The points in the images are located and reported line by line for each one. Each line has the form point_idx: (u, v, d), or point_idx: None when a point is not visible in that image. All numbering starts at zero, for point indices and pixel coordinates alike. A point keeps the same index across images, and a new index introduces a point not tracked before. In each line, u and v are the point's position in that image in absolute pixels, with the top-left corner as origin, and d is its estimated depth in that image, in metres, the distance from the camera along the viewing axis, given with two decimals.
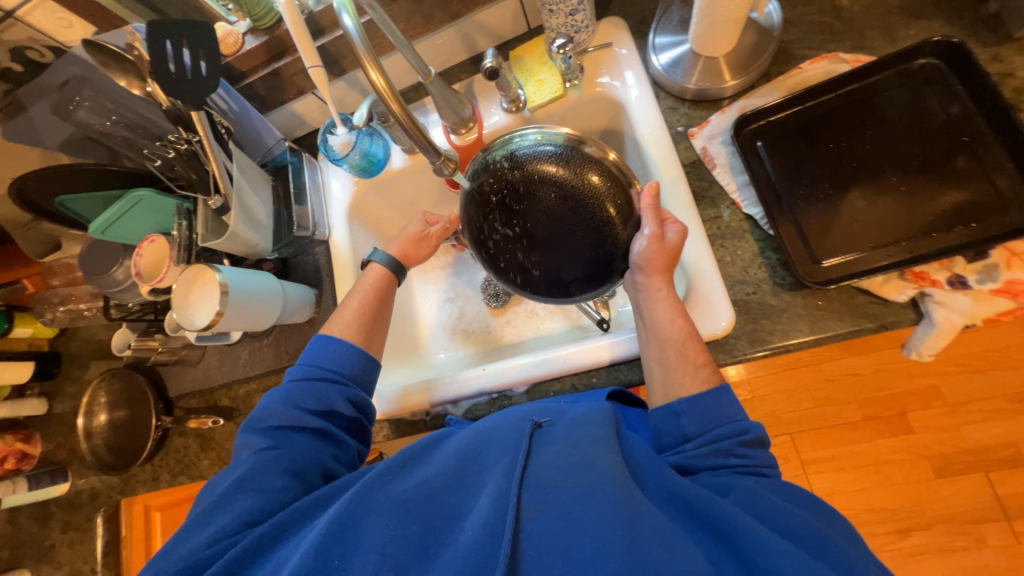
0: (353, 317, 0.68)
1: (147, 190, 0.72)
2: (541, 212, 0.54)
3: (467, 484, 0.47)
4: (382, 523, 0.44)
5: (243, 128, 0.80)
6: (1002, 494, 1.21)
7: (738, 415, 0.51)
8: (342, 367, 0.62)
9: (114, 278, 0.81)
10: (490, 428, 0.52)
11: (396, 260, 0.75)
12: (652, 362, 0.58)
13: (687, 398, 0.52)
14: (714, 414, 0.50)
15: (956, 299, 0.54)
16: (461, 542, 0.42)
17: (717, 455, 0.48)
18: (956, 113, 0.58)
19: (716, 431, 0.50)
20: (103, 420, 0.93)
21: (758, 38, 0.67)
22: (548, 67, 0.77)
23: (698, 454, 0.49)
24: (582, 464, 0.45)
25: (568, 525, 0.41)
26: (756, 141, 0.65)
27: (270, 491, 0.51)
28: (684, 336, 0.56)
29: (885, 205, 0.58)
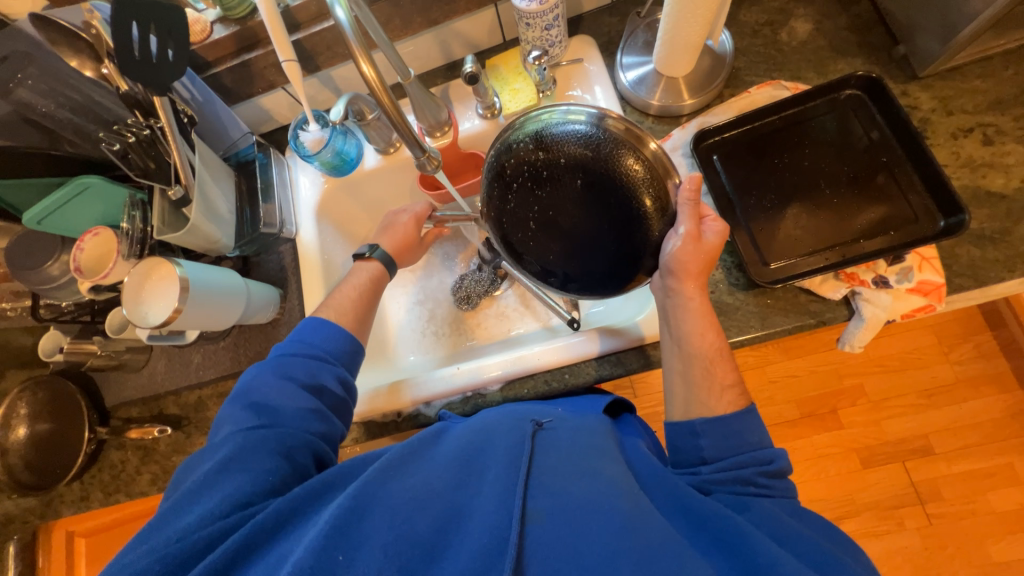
0: (350, 305, 0.67)
1: (96, 177, 0.67)
2: (573, 198, 0.50)
3: (469, 482, 0.48)
4: (388, 521, 0.43)
5: (207, 119, 0.77)
6: (917, 481, 1.36)
7: (763, 443, 0.53)
8: (323, 346, 0.61)
9: (47, 274, 0.74)
10: (491, 427, 0.54)
11: (390, 256, 0.74)
12: (677, 375, 0.59)
13: (709, 419, 0.54)
14: (736, 440, 0.53)
15: (880, 296, 0.62)
16: (470, 543, 0.42)
17: (737, 483, 0.50)
18: (876, 137, 0.67)
19: (738, 458, 0.52)
20: (21, 435, 0.82)
21: (713, 63, 0.75)
22: (523, 77, 0.80)
23: (715, 477, 0.51)
24: (588, 474, 0.48)
25: (574, 529, 0.43)
26: (713, 155, 0.72)
27: (262, 471, 0.49)
28: (711, 353, 0.57)
29: (821, 216, 0.66)
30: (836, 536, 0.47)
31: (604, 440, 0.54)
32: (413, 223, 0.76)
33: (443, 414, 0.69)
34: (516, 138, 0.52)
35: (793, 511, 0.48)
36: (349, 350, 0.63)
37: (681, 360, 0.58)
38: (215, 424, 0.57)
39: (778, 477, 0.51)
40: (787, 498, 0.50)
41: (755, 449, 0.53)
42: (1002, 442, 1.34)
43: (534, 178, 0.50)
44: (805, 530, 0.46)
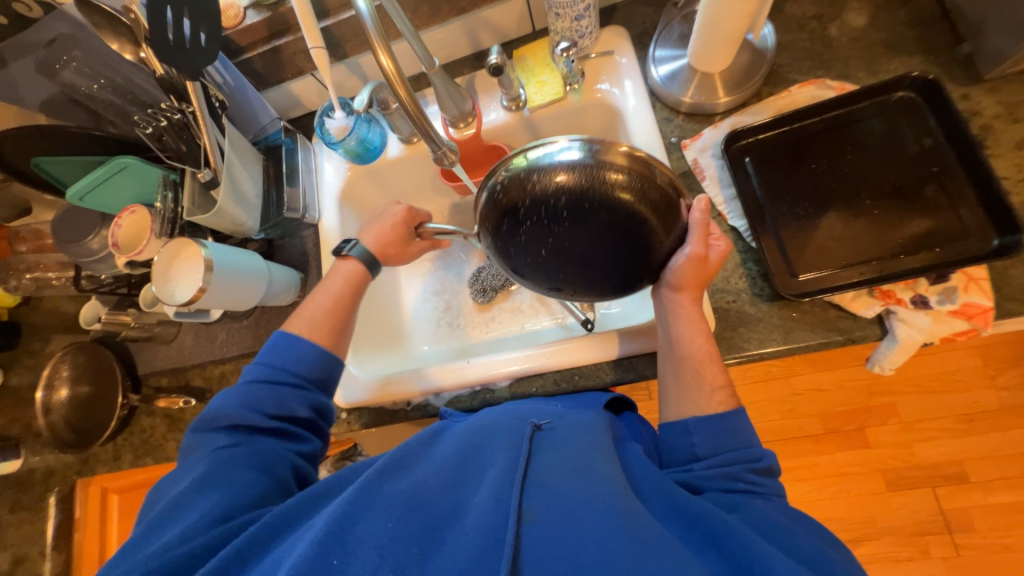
0: (324, 316, 0.65)
1: (132, 157, 0.70)
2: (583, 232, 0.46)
3: (466, 481, 0.48)
4: (385, 516, 0.44)
5: (238, 103, 0.79)
6: (946, 509, 1.29)
7: (753, 442, 0.52)
8: (294, 366, 0.61)
9: (88, 248, 0.78)
10: (490, 424, 0.55)
11: (372, 255, 0.71)
12: (669, 376, 0.59)
13: (702, 418, 0.54)
14: (727, 437, 0.52)
15: (917, 317, 0.58)
16: (464, 544, 0.42)
17: (727, 479, 0.49)
18: (928, 145, 0.62)
19: (729, 454, 0.51)
20: (63, 395, 0.89)
21: (752, 59, 0.70)
22: (550, 69, 0.78)
23: (707, 475, 0.50)
24: (584, 471, 0.47)
25: (570, 530, 0.42)
26: (744, 157, 0.68)
27: (241, 487, 0.52)
28: (701, 356, 0.57)
29: (860, 226, 0.62)
30: (830, 539, 0.46)
31: (605, 439, 0.53)
32: (400, 220, 0.73)
33: (445, 411, 0.69)
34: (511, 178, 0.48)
35: (786, 509, 0.47)
36: (318, 366, 0.62)
37: (672, 362, 0.59)
38: (188, 449, 0.58)
39: (768, 474, 0.50)
40: (776, 495, 0.49)
41: (745, 448, 0.52)
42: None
43: (549, 215, 0.46)
44: (796, 528, 0.45)
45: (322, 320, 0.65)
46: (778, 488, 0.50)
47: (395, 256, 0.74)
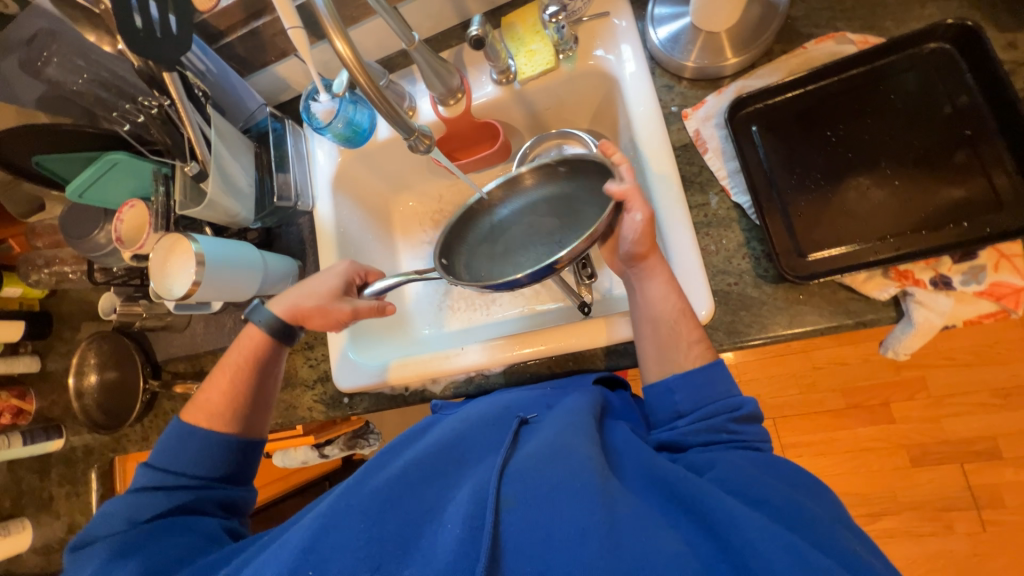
0: (222, 399, 0.66)
1: (123, 153, 0.71)
2: (518, 223, 0.69)
3: (447, 474, 0.53)
4: (364, 514, 0.48)
5: (222, 90, 0.78)
6: (974, 485, 1.24)
7: (732, 391, 0.54)
8: (185, 462, 0.62)
9: (96, 242, 0.80)
10: (474, 417, 0.58)
11: (277, 320, 0.69)
12: (646, 340, 0.59)
13: (682, 374, 0.55)
14: (707, 391, 0.53)
15: (938, 299, 0.53)
16: (443, 533, 0.46)
17: (710, 432, 0.51)
18: (962, 104, 0.55)
19: (709, 408, 0.53)
20: (93, 380, 0.96)
21: (763, 13, 0.63)
22: (540, 36, 0.72)
23: (690, 431, 0.52)
24: (559, 452, 0.49)
25: (544, 513, 0.45)
26: (751, 126, 0.63)
27: (157, 553, 0.55)
28: (675, 312, 0.57)
29: (877, 198, 0.56)
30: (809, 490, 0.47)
31: (588, 418, 0.54)
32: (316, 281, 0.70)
33: (437, 405, 0.69)
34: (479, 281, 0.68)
35: (765, 455, 0.49)
36: (213, 459, 0.63)
37: (645, 319, 0.59)
38: (76, 560, 0.58)
39: (747, 420, 0.52)
40: (756, 441, 0.51)
41: (725, 399, 0.53)
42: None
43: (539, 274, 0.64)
44: (773, 480, 0.46)
45: (220, 392, 0.66)
46: (757, 433, 0.52)
47: (316, 314, 0.68)
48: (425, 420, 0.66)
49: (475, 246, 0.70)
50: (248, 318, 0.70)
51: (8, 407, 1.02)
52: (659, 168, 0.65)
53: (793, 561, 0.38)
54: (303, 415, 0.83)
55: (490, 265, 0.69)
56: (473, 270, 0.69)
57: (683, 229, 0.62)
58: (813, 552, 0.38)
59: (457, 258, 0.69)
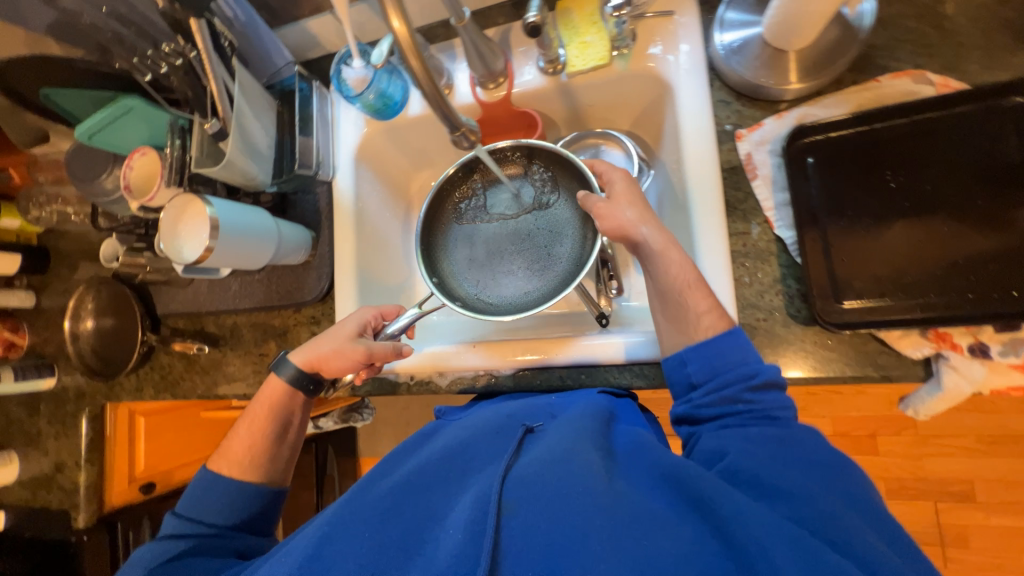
0: (242, 449, 0.65)
1: (138, 99, 0.67)
2: (493, 221, 0.73)
3: (450, 481, 0.53)
4: (368, 522, 0.50)
5: (249, 42, 0.73)
6: (943, 523, 1.27)
7: (749, 359, 0.52)
8: (206, 511, 0.62)
9: (102, 187, 0.76)
10: (478, 424, 0.59)
11: (299, 372, 0.67)
12: (658, 312, 0.59)
13: (695, 346, 0.54)
14: (720, 360, 0.52)
15: (972, 367, 0.52)
16: (445, 537, 0.46)
17: (725, 403, 0.51)
18: None
19: (725, 377, 0.51)
20: (90, 325, 0.94)
21: (841, 37, 0.59)
22: (597, 28, 0.67)
23: (705, 403, 0.52)
24: (560, 458, 0.49)
25: (547, 515, 0.45)
26: (807, 157, 0.59)
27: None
28: (684, 280, 0.56)
29: (928, 254, 0.54)
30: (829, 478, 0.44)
31: (593, 423, 0.54)
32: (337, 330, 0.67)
33: (441, 411, 0.72)
34: (473, 300, 0.70)
35: (782, 428, 0.48)
36: (234, 508, 0.62)
37: (659, 291, 0.58)
38: None
39: (766, 390, 0.51)
40: (775, 410, 0.50)
41: (742, 365, 0.52)
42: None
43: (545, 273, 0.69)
44: (784, 469, 0.44)
45: (245, 441, 0.66)
46: (776, 404, 0.50)
47: (332, 358, 0.65)
48: (428, 425, 0.68)
49: (456, 249, 0.73)
50: (273, 370, 0.68)
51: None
52: (705, 188, 0.62)
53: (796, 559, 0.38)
54: None
55: (477, 274, 0.71)
56: (472, 289, 0.70)
57: (719, 257, 0.60)
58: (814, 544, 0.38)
59: (445, 267, 0.71)
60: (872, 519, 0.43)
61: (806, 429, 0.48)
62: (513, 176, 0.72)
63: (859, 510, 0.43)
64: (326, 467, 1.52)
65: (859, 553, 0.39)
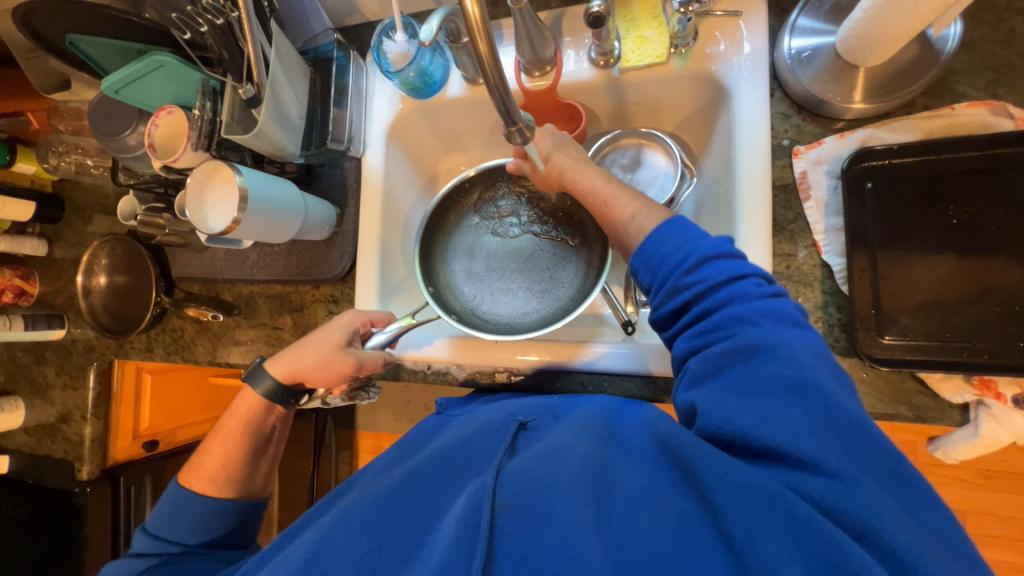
0: (217, 468, 0.64)
1: (171, 56, 0.63)
2: (496, 240, 0.72)
3: (448, 481, 0.52)
4: (366, 522, 0.49)
5: (288, 4, 0.71)
6: None
7: (685, 244, 0.47)
8: (181, 529, 0.61)
9: (125, 143, 0.74)
10: (479, 423, 0.57)
11: (278, 384, 0.65)
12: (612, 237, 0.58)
13: (636, 252, 0.50)
14: (660, 255, 0.48)
15: (1012, 418, 0.51)
16: (441, 535, 0.45)
17: (673, 297, 0.46)
18: None
19: (663, 269, 0.47)
20: (103, 281, 0.92)
21: (918, 59, 0.56)
22: (657, 23, 0.65)
23: (657, 305, 0.47)
24: (558, 452, 0.46)
25: (540, 513, 0.43)
26: (866, 182, 0.57)
27: None
28: (602, 202, 0.57)
29: (982, 297, 0.52)
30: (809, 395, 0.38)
31: (593, 421, 0.51)
32: (318, 336, 0.64)
33: (442, 402, 0.71)
34: (469, 313, 0.68)
35: (746, 327, 0.42)
36: (207, 526, 0.61)
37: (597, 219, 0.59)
38: None
39: (708, 266, 0.45)
40: (721, 284, 0.44)
41: (678, 249, 0.47)
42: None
43: (547, 297, 0.69)
44: (751, 396, 0.39)
45: (216, 457, 0.64)
46: (719, 279, 0.44)
47: (318, 370, 0.63)
48: (427, 421, 0.68)
49: (456, 260, 0.72)
50: (249, 383, 0.66)
51: (11, 286, 1.00)
52: (754, 205, 0.60)
53: (785, 532, 0.34)
54: None
55: (475, 288, 0.70)
56: (468, 303, 0.69)
57: None
58: (798, 504, 0.34)
59: (440, 275, 0.70)
60: (870, 445, 0.37)
61: (778, 322, 0.42)
62: (520, 199, 0.72)
63: (855, 431, 0.37)
64: (324, 437, 1.53)
65: (861, 518, 0.33)
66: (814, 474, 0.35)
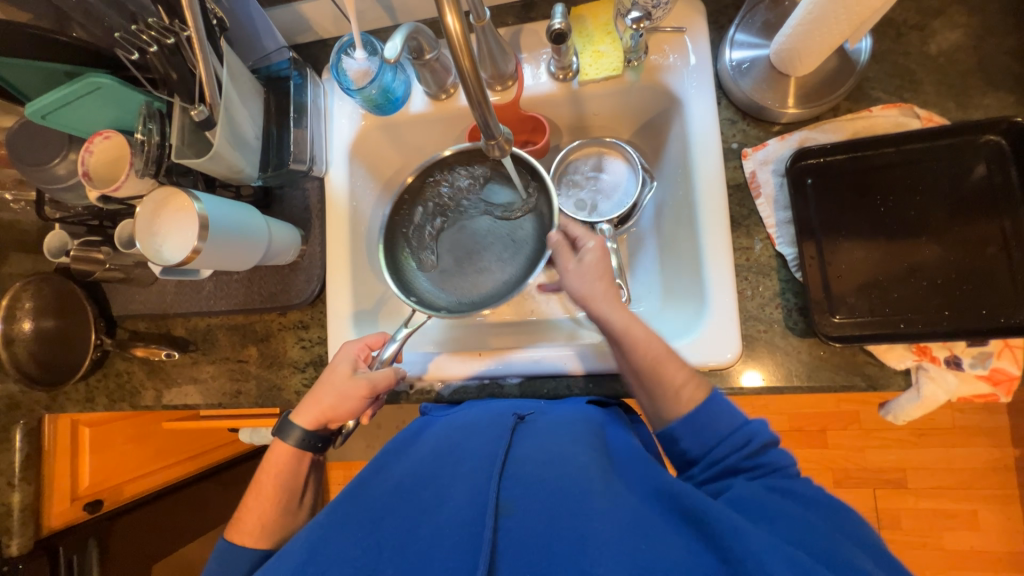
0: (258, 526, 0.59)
1: (109, 77, 0.59)
2: (461, 228, 0.71)
3: (442, 474, 0.52)
4: (364, 528, 0.47)
5: (237, 21, 0.68)
6: (880, 508, 1.31)
7: (739, 425, 0.53)
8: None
9: (54, 173, 0.67)
10: (470, 424, 0.58)
11: (305, 436, 0.61)
12: (639, 389, 0.59)
13: (683, 420, 0.54)
14: (708, 432, 0.53)
15: (946, 377, 0.58)
16: (441, 527, 0.45)
17: (724, 471, 0.51)
18: (994, 187, 0.58)
19: (719, 448, 0.52)
20: (26, 327, 0.79)
21: (838, 68, 0.63)
22: (611, 38, 0.69)
23: (706, 477, 0.52)
24: (562, 462, 0.49)
25: (544, 520, 0.44)
26: (806, 179, 0.63)
27: None
28: (649, 362, 0.56)
29: (914, 273, 0.59)
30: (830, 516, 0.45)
31: (587, 432, 0.54)
32: (336, 372, 0.62)
33: (426, 406, 0.70)
34: (457, 306, 0.67)
35: (787, 482, 0.48)
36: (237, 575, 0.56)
37: (637, 375, 0.58)
38: None
39: (761, 453, 0.52)
40: (776, 471, 0.50)
41: (734, 432, 0.53)
42: (992, 493, 1.27)
43: (518, 256, 0.69)
44: (788, 504, 0.45)
45: (257, 512, 0.59)
46: (774, 464, 0.51)
47: (338, 406, 0.61)
48: (414, 424, 0.66)
49: (425, 261, 0.70)
50: (275, 436, 0.62)
51: None
52: (715, 206, 0.64)
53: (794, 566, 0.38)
54: (288, 399, 0.76)
55: (453, 282, 0.70)
56: (449, 298, 0.68)
57: (724, 272, 0.63)
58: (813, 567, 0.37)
59: (413, 283, 0.68)
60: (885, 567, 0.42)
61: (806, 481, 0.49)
62: (483, 178, 0.70)
63: (859, 543, 0.44)
64: None
65: None
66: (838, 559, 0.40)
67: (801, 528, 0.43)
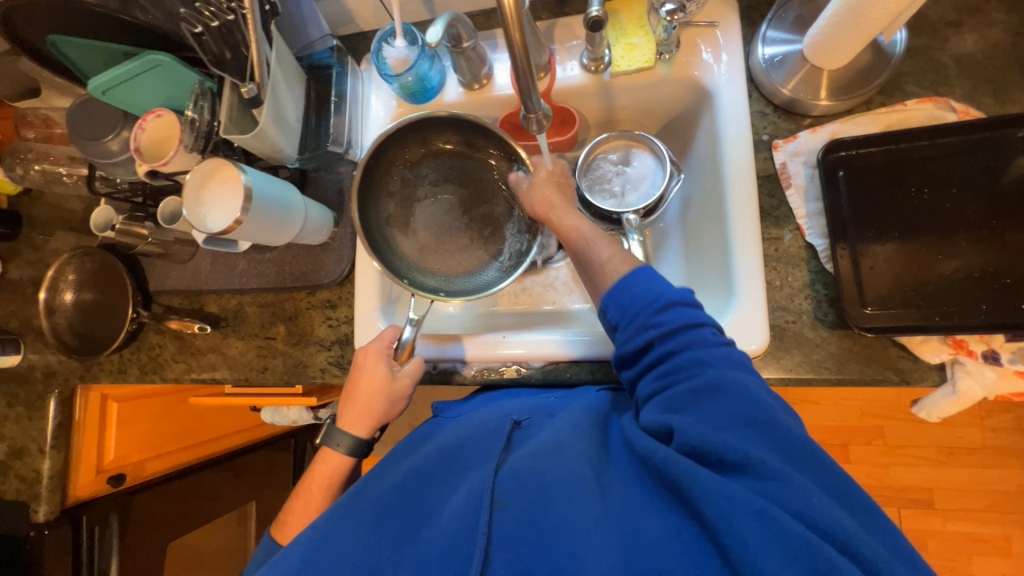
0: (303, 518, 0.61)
1: (167, 55, 0.63)
2: (439, 203, 0.73)
3: (445, 479, 0.52)
4: (365, 523, 0.46)
5: (287, 10, 0.71)
6: (905, 528, 1.26)
7: (655, 289, 0.52)
8: None
9: (107, 148, 0.71)
10: (475, 425, 0.58)
11: (359, 440, 0.64)
12: (581, 270, 0.64)
13: (609, 291, 0.55)
14: (630, 299, 0.53)
15: (984, 372, 0.57)
16: (438, 531, 0.44)
17: (641, 335, 0.51)
18: None
19: (635, 310, 0.52)
20: (69, 299, 0.84)
21: (873, 62, 0.63)
22: (644, 31, 0.70)
23: (627, 340, 0.52)
24: (555, 451, 0.48)
25: (537, 512, 0.42)
26: (838, 171, 0.63)
27: None
28: (583, 240, 0.63)
29: (950, 265, 0.58)
30: (769, 427, 0.42)
31: (589, 425, 0.53)
32: (372, 383, 0.64)
33: (438, 406, 0.70)
34: (444, 284, 0.70)
35: (717, 373, 0.46)
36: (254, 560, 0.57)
37: (576, 256, 0.64)
38: None
39: (674, 310, 0.51)
40: (699, 350, 0.48)
41: (652, 296, 0.52)
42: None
43: (494, 239, 0.72)
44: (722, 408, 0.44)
45: (302, 518, 0.61)
46: (683, 321, 0.49)
47: (389, 409, 0.65)
48: (426, 425, 0.67)
49: (402, 235, 0.71)
50: (325, 446, 0.65)
51: None
52: (744, 198, 0.64)
53: (762, 527, 0.35)
54: (313, 376, 0.78)
55: (437, 257, 0.72)
56: (434, 275, 0.70)
57: (752, 262, 0.63)
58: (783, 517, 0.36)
59: (398, 263, 0.68)
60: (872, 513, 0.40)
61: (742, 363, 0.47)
62: (468, 165, 0.73)
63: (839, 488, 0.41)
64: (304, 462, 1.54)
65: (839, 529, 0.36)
66: (813, 503, 0.37)
67: (769, 460, 0.40)
